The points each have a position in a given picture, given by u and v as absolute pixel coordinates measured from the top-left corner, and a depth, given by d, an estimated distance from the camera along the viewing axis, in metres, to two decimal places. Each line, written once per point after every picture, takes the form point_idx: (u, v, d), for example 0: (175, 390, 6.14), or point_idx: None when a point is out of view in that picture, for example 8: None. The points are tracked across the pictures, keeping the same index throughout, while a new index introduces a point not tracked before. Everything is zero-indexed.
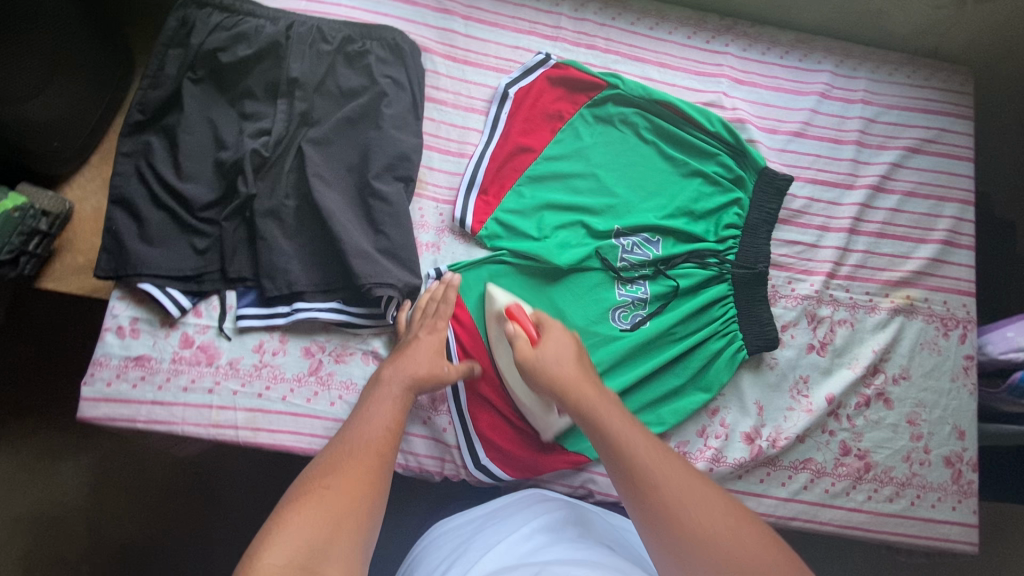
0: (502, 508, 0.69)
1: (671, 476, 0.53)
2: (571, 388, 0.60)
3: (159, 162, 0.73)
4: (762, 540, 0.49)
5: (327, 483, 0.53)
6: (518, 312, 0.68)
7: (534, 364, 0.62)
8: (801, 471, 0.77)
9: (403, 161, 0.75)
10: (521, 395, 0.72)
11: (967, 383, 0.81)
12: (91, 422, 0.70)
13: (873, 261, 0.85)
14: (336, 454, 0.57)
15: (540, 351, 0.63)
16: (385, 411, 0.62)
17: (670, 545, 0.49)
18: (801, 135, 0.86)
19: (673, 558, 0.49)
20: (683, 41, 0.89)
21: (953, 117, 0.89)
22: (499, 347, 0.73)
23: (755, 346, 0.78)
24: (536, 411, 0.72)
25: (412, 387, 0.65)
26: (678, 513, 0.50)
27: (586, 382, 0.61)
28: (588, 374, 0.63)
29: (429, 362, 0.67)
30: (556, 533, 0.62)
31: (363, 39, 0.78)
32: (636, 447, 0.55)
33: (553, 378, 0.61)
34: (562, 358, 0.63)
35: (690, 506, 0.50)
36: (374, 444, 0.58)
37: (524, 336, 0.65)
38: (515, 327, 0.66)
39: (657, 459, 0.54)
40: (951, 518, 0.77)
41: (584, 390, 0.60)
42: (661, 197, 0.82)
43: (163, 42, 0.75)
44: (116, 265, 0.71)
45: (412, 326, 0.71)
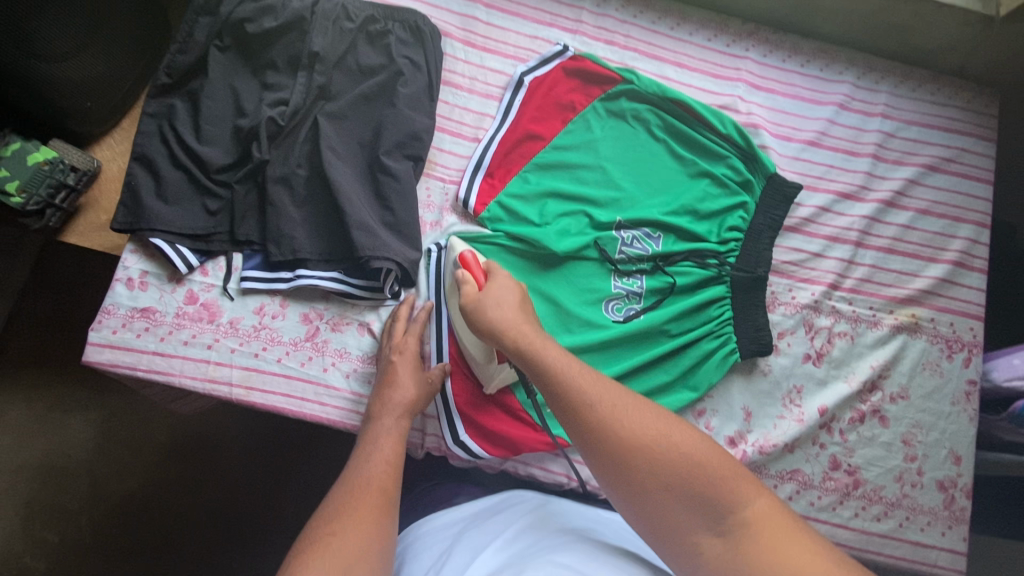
0: (480, 513, 0.68)
1: (608, 400, 0.55)
2: (510, 329, 0.61)
3: (180, 124, 0.76)
4: (696, 441, 0.52)
5: (334, 530, 0.52)
6: (470, 261, 0.69)
7: (478, 307, 0.64)
8: (787, 482, 0.76)
9: (414, 140, 0.77)
10: (472, 351, 0.73)
11: (968, 409, 0.79)
12: (94, 366, 0.72)
13: (880, 276, 0.83)
14: (341, 500, 0.56)
15: (483, 294, 0.65)
16: (386, 453, 0.63)
17: (619, 469, 0.51)
18: (815, 145, 0.86)
19: (619, 476, 0.51)
20: (703, 43, 0.89)
21: (975, 138, 0.87)
22: (454, 311, 0.74)
23: (749, 350, 0.78)
24: (479, 359, 0.73)
25: (404, 416, 0.68)
26: (617, 429, 0.52)
27: (525, 321, 0.62)
28: (528, 314, 0.64)
29: (410, 383, 0.70)
30: (536, 530, 0.61)
31: (385, 20, 0.80)
32: (573, 376, 0.56)
33: (494, 321, 0.62)
34: (503, 300, 0.64)
35: (629, 423, 0.52)
36: (379, 484, 0.59)
37: (472, 283, 0.67)
38: (465, 274, 0.68)
39: (593, 387, 0.56)
40: (939, 543, 0.75)
41: (524, 331, 0.61)
42: (666, 195, 0.82)
43: (195, 10, 0.77)
44: (131, 219, 0.74)
45: (385, 345, 0.73)
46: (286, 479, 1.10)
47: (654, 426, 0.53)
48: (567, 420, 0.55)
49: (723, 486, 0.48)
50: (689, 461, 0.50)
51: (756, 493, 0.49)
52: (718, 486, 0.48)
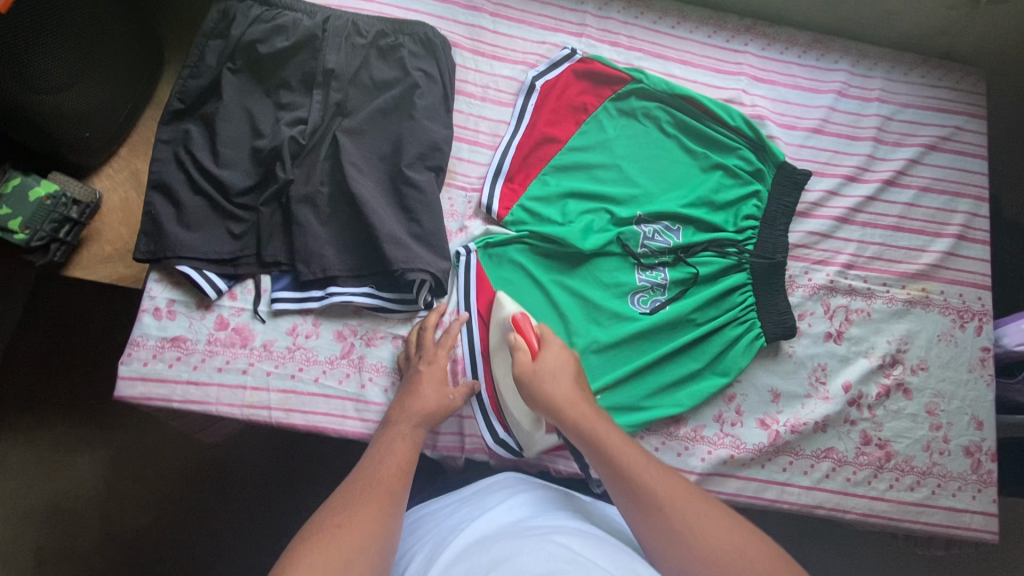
0: (480, 493, 0.69)
1: (667, 490, 0.56)
2: (569, 407, 0.62)
3: (197, 149, 0.75)
4: (755, 543, 0.53)
5: (340, 522, 0.53)
6: (522, 324, 0.70)
7: (533, 381, 0.64)
8: (823, 460, 0.78)
9: (435, 151, 0.77)
10: (518, 417, 0.74)
11: (984, 374, 0.82)
12: (126, 400, 0.71)
13: (890, 253, 0.86)
14: (346, 495, 0.56)
15: (538, 365, 0.65)
16: (396, 452, 0.63)
17: (677, 560, 0.52)
18: (819, 132, 0.88)
19: (678, 571, 0.52)
20: (704, 40, 0.91)
21: (967, 116, 0.91)
22: (499, 371, 0.75)
23: (773, 334, 0.79)
24: (526, 426, 0.74)
25: (421, 424, 0.67)
26: (678, 527, 0.53)
27: (582, 401, 0.63)
28: (584, 395, 0.65)
29: (433, 393, 0.69)
30: (541, 514, 0.62)
31: (396, 34, 0.80)
32: (634, 465, 0.57)
33: (551, 394, 0.63)
34: (559, 374, 0.65)
35: (690, 520, 0.54)
36: (386, 481, 0.59)
37: (526, 351, 0.67)
38: (518, 339, 0.68)
39: (656, 477, 0.57)
40: (971, 507, 0.78)
41: (580, 410, 0.62)
42: (682, 188, 0.84)
43: (204, 34, 0.77)
44: (154, 247, 0.73)
45: (412, 359, 0.73)
46: (308, 502, 1.08)
47: (713, 523, 0.54)
48: (626, 505, 0.56)
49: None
50: (751, 564, 0.51)
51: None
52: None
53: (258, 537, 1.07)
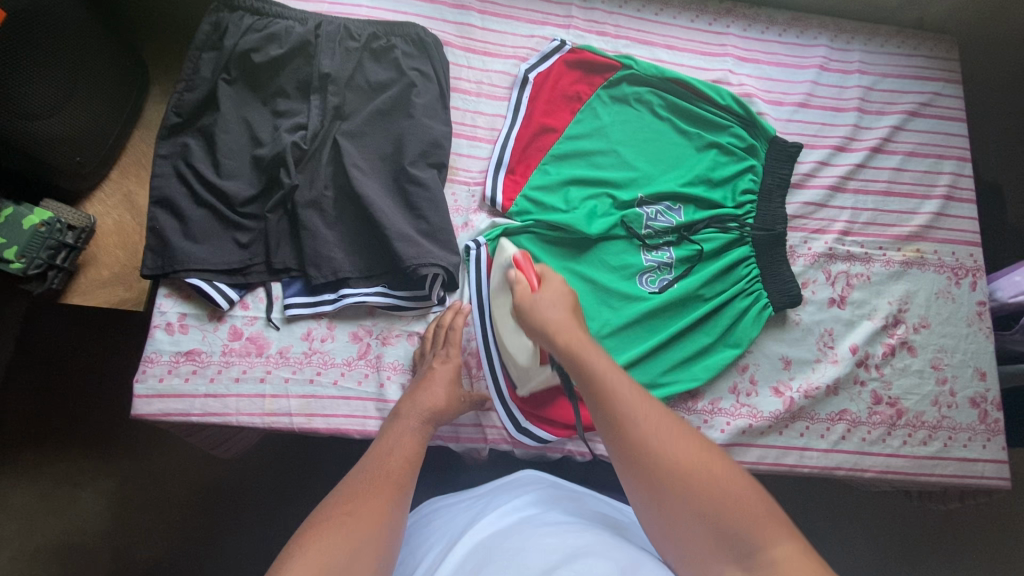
0: (491, 493, 0.70)
1: (647, 412, 0.54)
2: (561, 329, 0.62)
3: (198, 162, 0.75)
4: (736, 478, 0.50)
5: (349, 509, 0.54)
6: (523, 264, 0.71)
7: (531, 308, 0.66)
8: (838, 422, 0.79)
9: (436, 147, 0.78)
10: (516, 355, 0.74)
11: (982, 327, 0.85)
12: (144, 419, 0.70)
13: (882, 218, 0.89)
14: (353, 484, 0.57)
15: (537, 296, 0.67)
16: (403, 444, 0.63)
17: (643, 477, 0.51)
18: (806, 106, 0.91)
19: (644, 487, 0.51)
20: (688, 24, 0.93)
21: (943, 82, 0.95)
22: (496, 309, 0.75)
23: (781, 303, 0.81)
24: (523, 361, 0.73)
25: (429, 420, 0.67)
26: (649, 444, 0.52)
27: (575, 326, 0.63)
28: (580, 323, 0.64)
29: (443, 389, 0.69)
30: (552, 511, 0.63)
31: (388, 35, 0.81)
32: (618, 387, 0.56)
33: (545, 320, 0.64)
34: (554, 305, 0.65)
35: (665, 442, 0.52)
36: (393, 471, 0.59)
37: (524, 286, 0.68)
38: (519, 275, 0.70)
39: (636, 398, 0.55)
40: (983, 456, 0.80)
41: (570, 334, 0.62)
42: (679, 168, 0.85)
43: (197, 47, 0.77)
44: (162, 262, 0.72)
45: (426, 353, 0.74)
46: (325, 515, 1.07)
47: (692, 452, 0.51)
48: (604, 425, 0.55)
49: (751, 526, 0.46)
50: (725, 494, 0.49)
51: (789, 538, 0.46)
52: (752, 529, 0.46)
53: (275, 554, 1.04)
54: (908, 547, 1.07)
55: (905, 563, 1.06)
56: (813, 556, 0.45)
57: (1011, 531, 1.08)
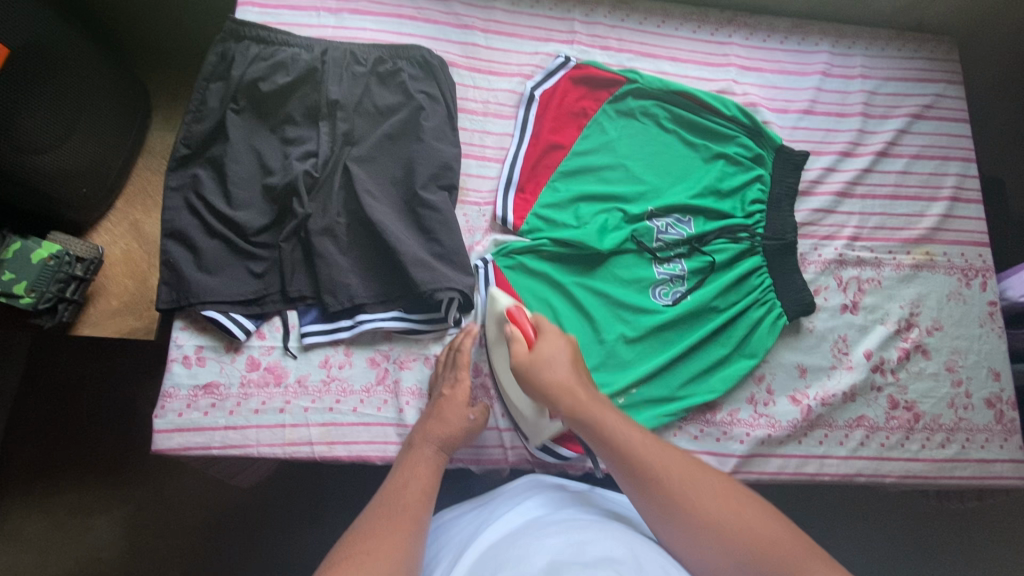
0: (496, 501, 0.69)
1: (670, 466, 0.57)
2: (566, 391, 0.63)
3: (209, 193, 0.75)
4: (764, 516, 0.54)
5: (368, 548, 0.53)
6: (518, 316, 0.69)
7: (531, 370, 0.65)
8: (856, 429, 0.79)
9: (446, 169, 0.78)
10: (521, 407, 0.73)
11: (994, 327, 0.85)
12: (164, 453, 0.70)
13: (891, 221, 0.89)
14: (370, 522, 0.57)
15: (538, 352, 0.66)
16: (418, 473, 0.63)
17: (678, 530, 0.54)
18: (810, 112, 0.91)
19: (681, 540, 0.54)
20: (690, 36, 0.93)
21: (945, 83, 0.95)
22: (499, 364, 0.75)
23: (793, 313, 0.81)
24: (528, 415, 0.73)
25: (444, 447, 0.68)
26: (676, 498, 0.55)
27: (580, 387, 0.64)
28: (583, 379, 0.65)
29: (455, 416, 0.69)
30: (559, 511, 0.63)
31: (393, 59, 0.81)
32: (635, 448, 0.59)
33: (551, 383, 0.64)
34: (557, 361, 0.65)
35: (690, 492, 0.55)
36: (409, 502, 0.59)
37: (522, 342, 0.67)
38: (513, 329, 0.68)
39: (656, 455, 0.58)
40: (1000, 456, 0.81)
41: (580, 395, 0.63)
42: (687, 180, 0.86)
43: (204, 77, 0.77)
44: (176, 296, 0.72)
45: (439, 379, 0.73)
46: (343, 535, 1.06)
47: (720, 498, 0.55)
48: (631, 485, 0.58)
49: (791, 558, 0.50)
50: (758, 531, 0.52)
51: (824, 566, 0.50)
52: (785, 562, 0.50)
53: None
54: (925, 546, 1.07)
55: (923, 562, 1.06)
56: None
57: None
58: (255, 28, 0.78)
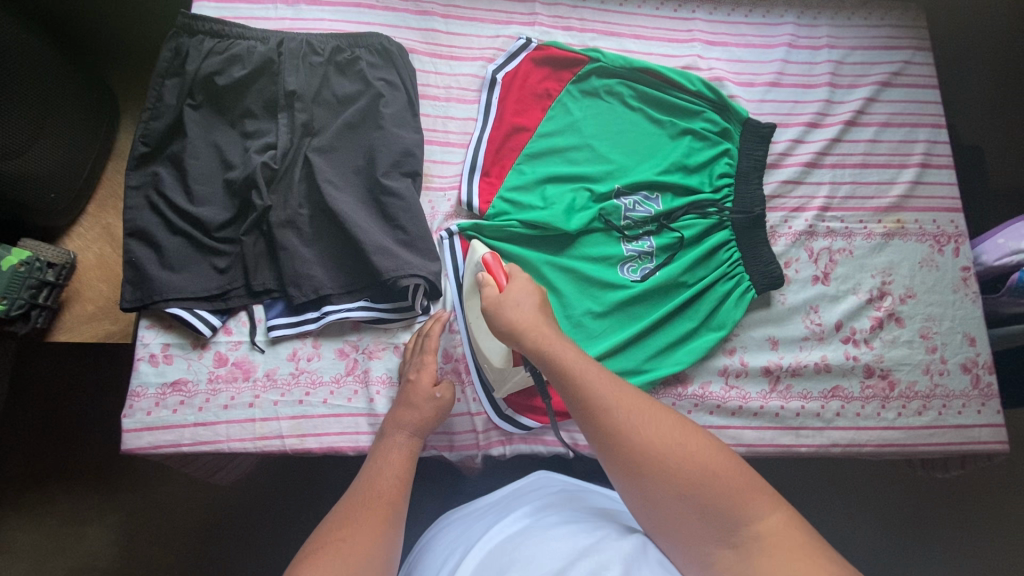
0: (493, 504, 0.67)
1: (626, 405, 0.57)
2: (529, 330, 0.63)
3: (169, 190, 0.74)
4: (719, 459, 0.53)
5: (343, 536, 0.53)
6: (491, 263, 0.70)
7: (497, 309, 0.65)
8: (831, 400, 0.79)
9: (408, 156, 0.77)
10: (488, 354, 0.73)
11: (969, 293, 0.85)
12: (135, 453, 0.70)
13: (861, 190, 0.88)
14: (345, 511, 0.56)
15: (504, 296, 0.66)
16: (394, 463, 0.63)
17: (624, 467, 0.54)
18: (777, 85, 0.90)
19: (628, 476, 0.54)
20: (654, 12, 0.92)
21: (913, 50, 0.94)
22: (471, 311, 0.75)
23: (762, 286, 0.80)
24: (495, 362, 0.72)
25: (416, 433, 0.67)
26: (629, 433, 0.55)
27: (545, 326, 0.64)
28: (548, 320, 0.65)
29: (423, 398, 0.68)
30: (550, 510, 0.63)
31: (352, 48, 0.80)
32: (594, 385, 0.58)
33: (512, 323, 0.64)
34: (522, 303, 0.65)
35: (642, 430, 0.55)
36: (387, 493, 0.59)
37: (492, 286, 0.68)
38: (485, 278, 0.69)
39: (612, 390, 0.58)
40: (978, 421, 0.80)
41: (542, 333, 0.63)
42: (654, 158, 0.85)
43: (159, 74, 0.76)
44: (140, 295, 0.72)
45: (410, 360, 0.73)
46: None
47: (676, 438, 0.54)
48: (587, 423, 0.57)
49: (733, 500, 0.50)
50: (709, 471, 0.52)
51: (770, 508, 0.50)
52: (733, 501, 0.50)
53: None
54: (917, 519, 1.07)
55: (913, 535, 1.06)
56: (794, 521, 0.49)
57: (1014, 493, 1.09)
58: (208, 21, 0.77)
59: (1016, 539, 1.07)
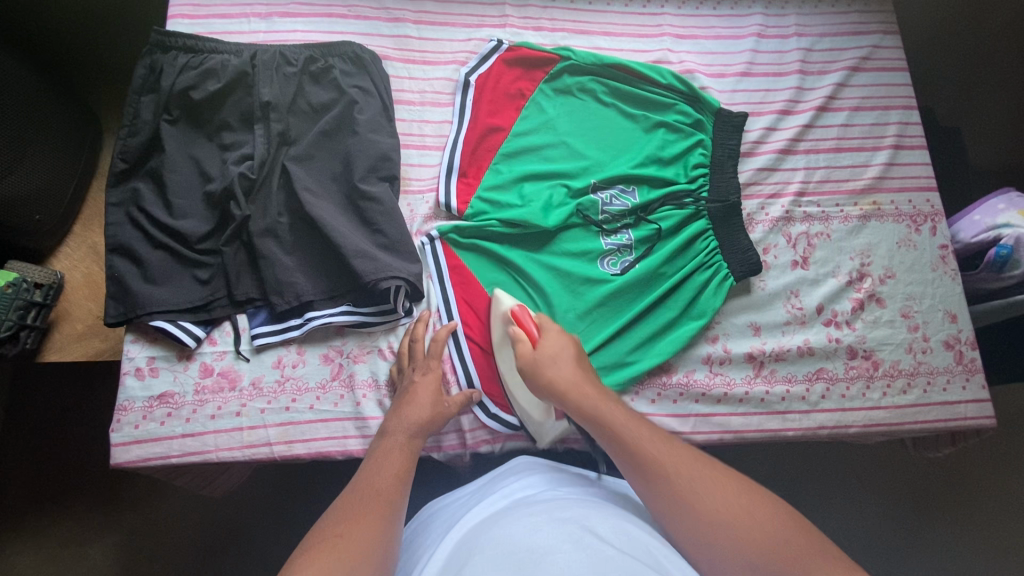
0: (484, 489, 0.67)
1: (678, 464, 0.56)
2: (573, 388, 0.63)
3: (149, 205, 0.75)
4: (778, 520, 0.51)
5: (340, 531, 0.51)
6: (519, 315, 0.70)
7: (536, 367, 0.65)
8: (816, 382, 0.80)
9: (385, 161, 0.78)
10: (528, 410, 0.73)
11: (947, 271, 0.86)
12: (124, 466, 0.70)
13: (836, 174, 0.89)
14: (342, 508, 0.55)
15: (539, 349, 0.67)
16: (395, 461, 0.62)
17: (685, 530, 0.52)
18: (748, 75, 0.91)
19: (689, 541, 0.52)
20: (623, 9, 0.94)
21: (881, 34, 0.96)
22: (505, 366, 0.75)
23: (741, 273, 0.81)
24: (536, 416, 0.73)
25: (416, 434, 0.66)
26: (682, 493, 0.53)
27: (586, 383, 0.64)
28: (588, 375, 0.66)
29: (429, 400, 0.69)
30: (551, 494, 0.61)
31: (325, 57, 0.81)
32: (640, 441, 0.58)
33: (554, 379, 0.64)
34: (561, 358, 0.66)
35: (696, 491, 0.53)
36: (382, 488, 0.58)
37: (525, 343, 0.68)
38: (518, 331, 0.69)
39: (660, 449, 0.57)
40: (964, 397, 0.81)
41: (587, 393, 0.63)
42: (629, 152, 0.86)
43: (135, 91, 0.77)
44: (124, 309, 0.72)
45: (418, 362, 0.73)
46: None
47: (731, 497, 0.53)
48: (640, 482, 0.56)
49: (803, 564, 0.47)
50: (767, 530, 0.50)
51: (836, 565, 0.47)
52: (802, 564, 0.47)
53: None
54: (914, 497, 1.08)
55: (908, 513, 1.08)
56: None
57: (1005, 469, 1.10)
58: (182, 37, 0.78)
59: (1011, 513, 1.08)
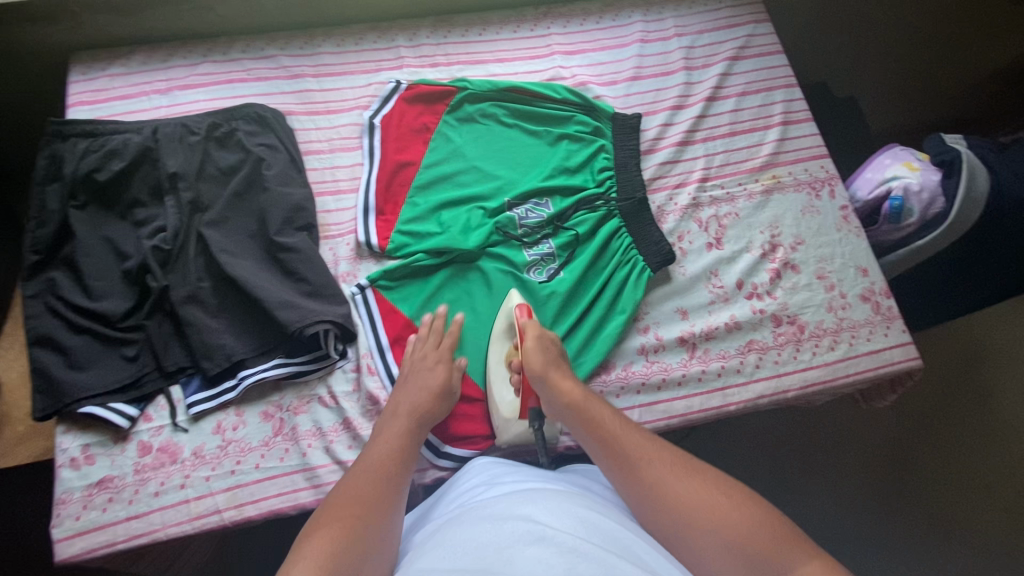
0: (461, 490, 0.65)
1: (660, 464, 0.60)
2: (558, 387, 0.69)
3: (66, 292, 0.74)
4: (758, 519, 0.53)
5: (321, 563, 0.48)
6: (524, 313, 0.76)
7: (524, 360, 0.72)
8: (748, 353, 0.83)
9: (299, 211, 0.80)
10: (500, 404, 0.75)
11: (852, 229, 0.91)
12: (68, 563, 0.67)
13: (734, 156, 0.94)
14: (317, 523, 0.53)
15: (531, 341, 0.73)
16: (376, 464, 0.61)
17: (665, 524, 0.56)
18: (637, 78, 0.97)
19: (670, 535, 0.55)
20: (513, 36, 0.99)
21: (754, 24, 1.03)
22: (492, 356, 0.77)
23: (656, 263, 0.84)
24: (505, 413, 0.75)
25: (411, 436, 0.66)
26: (662, 486, 0.57)
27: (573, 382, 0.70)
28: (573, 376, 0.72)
29: (430, 400, 0.70)
30: (529, 485, 0.59)
31: (228, 122, 0.84)
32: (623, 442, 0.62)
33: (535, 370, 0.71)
34: (547, 351, 0.72)
35: (676, 488, 0.57)
36: (365, 501, 0.56)
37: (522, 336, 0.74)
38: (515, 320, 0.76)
39: (639, 446, 0.62)
40: (888, 343, 0.84)
41: (571, 392, 0.69)
42: (537, 167, 0.90)
43: (38, 182, 0.77)
44: (50, 401, 0.70)
45: (419, 348, 0.75)
46: None
47: (711, 496, 0.55)
48: (614, 471, 0.61)
49: (775, 553, 0.50)
50: (746, 530, 0.52)
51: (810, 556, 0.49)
52: (770, 551, 0.50)
53: None
54: (858, 447, 1.17)
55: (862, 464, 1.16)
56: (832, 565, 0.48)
57: (929, 408, 1.20)
58: (80, 124, 0.80)
59: (947, 447, 1.17)
